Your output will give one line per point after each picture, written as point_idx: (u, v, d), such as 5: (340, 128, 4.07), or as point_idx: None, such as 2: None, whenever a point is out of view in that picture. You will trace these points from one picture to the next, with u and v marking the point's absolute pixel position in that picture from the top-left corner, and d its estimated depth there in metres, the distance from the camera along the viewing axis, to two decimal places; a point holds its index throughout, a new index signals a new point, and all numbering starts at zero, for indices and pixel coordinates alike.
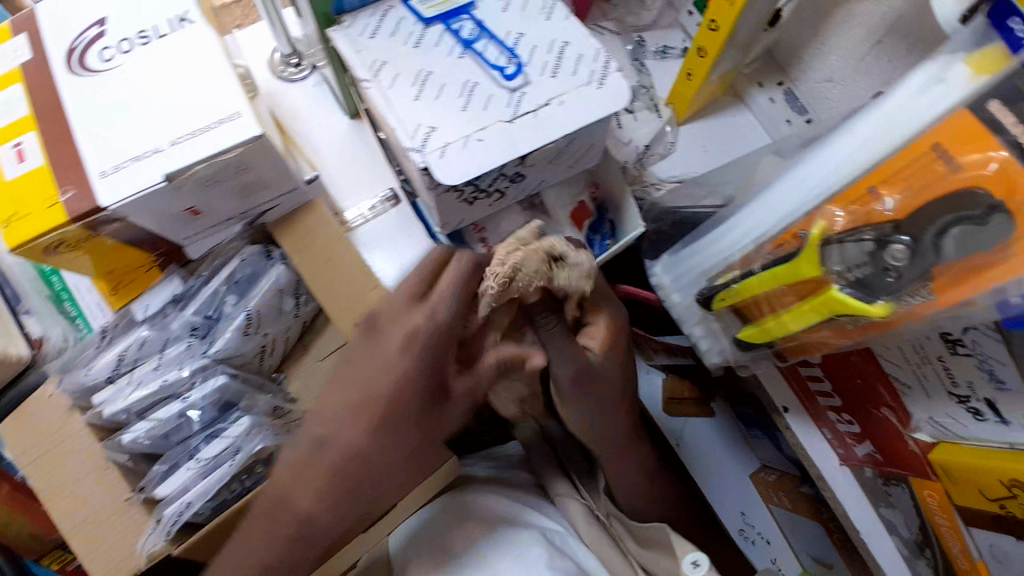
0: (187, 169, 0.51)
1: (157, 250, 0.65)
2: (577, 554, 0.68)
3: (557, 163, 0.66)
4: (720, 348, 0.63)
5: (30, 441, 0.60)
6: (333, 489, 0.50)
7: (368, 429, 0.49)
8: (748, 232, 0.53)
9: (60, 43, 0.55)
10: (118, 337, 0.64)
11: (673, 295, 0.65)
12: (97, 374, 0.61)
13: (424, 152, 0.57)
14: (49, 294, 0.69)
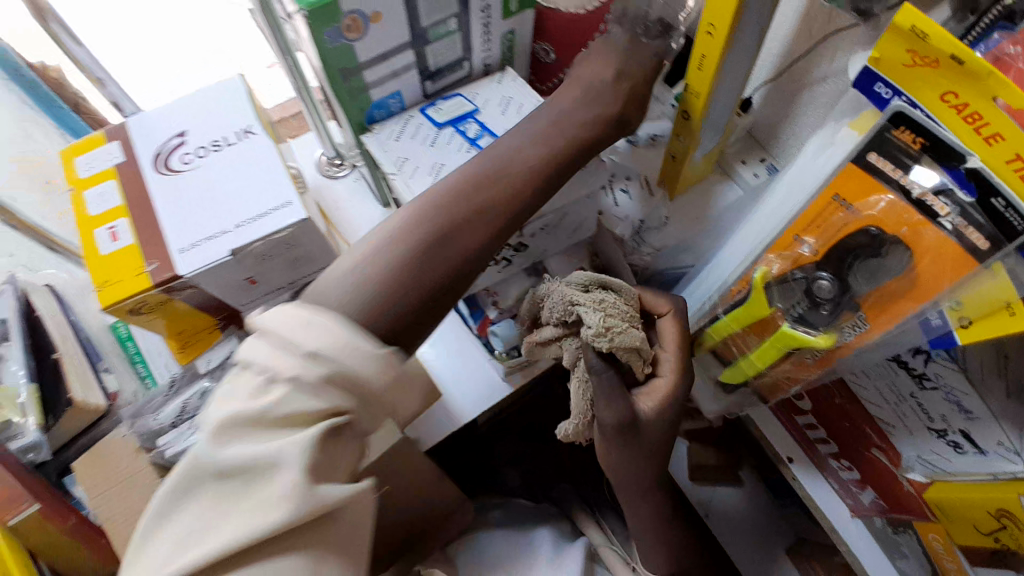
0: (247, 246, 0.63)
1: (219, 314, 0.74)
2: None
3: (557, 233, 0.72)
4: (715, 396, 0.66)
5: (97, 479, 0.70)
6: (534, 141, 0.62)
7: (548, 129, 0.63)
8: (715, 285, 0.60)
9: (150, 150, 0.70)
10: (184, 388, 0.73)
11: None
12: (165, 418, 0.70)
13: None
14: (125, 355, 0.81)
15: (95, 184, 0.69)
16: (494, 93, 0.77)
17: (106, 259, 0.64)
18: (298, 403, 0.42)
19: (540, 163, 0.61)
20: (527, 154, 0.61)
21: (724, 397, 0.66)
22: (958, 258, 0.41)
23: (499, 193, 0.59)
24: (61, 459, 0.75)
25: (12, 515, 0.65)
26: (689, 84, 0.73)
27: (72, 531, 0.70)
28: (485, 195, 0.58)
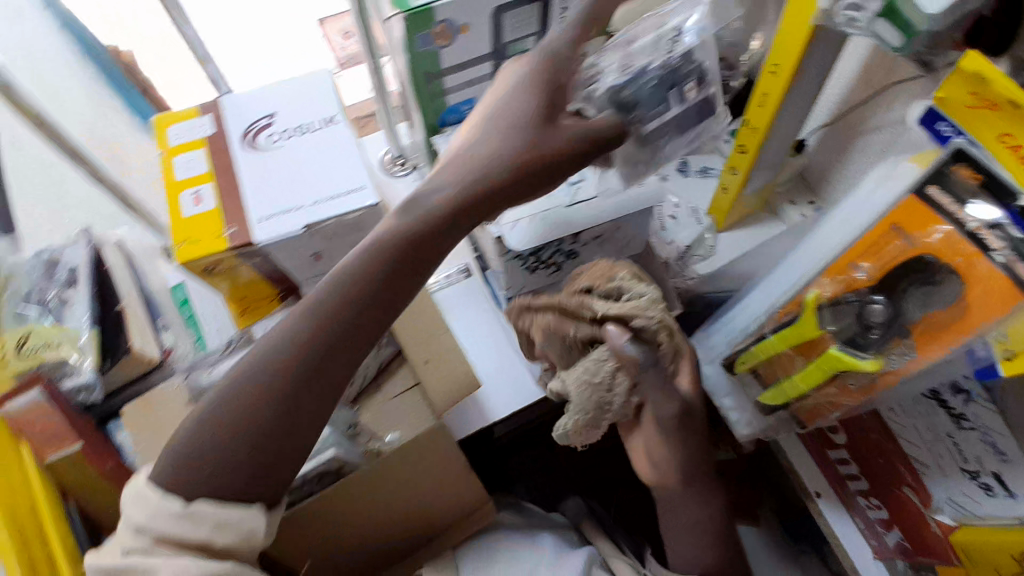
0: (320, 223, 0.67)
1: (280, 286, 0.77)
2: None
3: (607, 245, 0.75)
4: (750, 419, 0.67)
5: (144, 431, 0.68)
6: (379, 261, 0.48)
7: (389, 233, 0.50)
8: (759, 309, 0.62)
9: (239, 127, 0.75)
10: (240, 347, 0.72)
11: (705, 367, 0.70)
12: (218, 374, 0.69)
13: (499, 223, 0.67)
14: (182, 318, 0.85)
15: (185, 151, 0.74)
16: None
17: (185, 220, 0.68)
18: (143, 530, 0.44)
19: (377, 295, 0.48)
20: (362, 284, 0.48)
21: (758, 420, 0.67)
22: (1008, 290, 0.43)
23: (281, 347, 0.46)
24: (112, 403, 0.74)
25: (53, 451, 0.67)
26: (748, 119, 0.77)
27: (110, 475, 0.69)
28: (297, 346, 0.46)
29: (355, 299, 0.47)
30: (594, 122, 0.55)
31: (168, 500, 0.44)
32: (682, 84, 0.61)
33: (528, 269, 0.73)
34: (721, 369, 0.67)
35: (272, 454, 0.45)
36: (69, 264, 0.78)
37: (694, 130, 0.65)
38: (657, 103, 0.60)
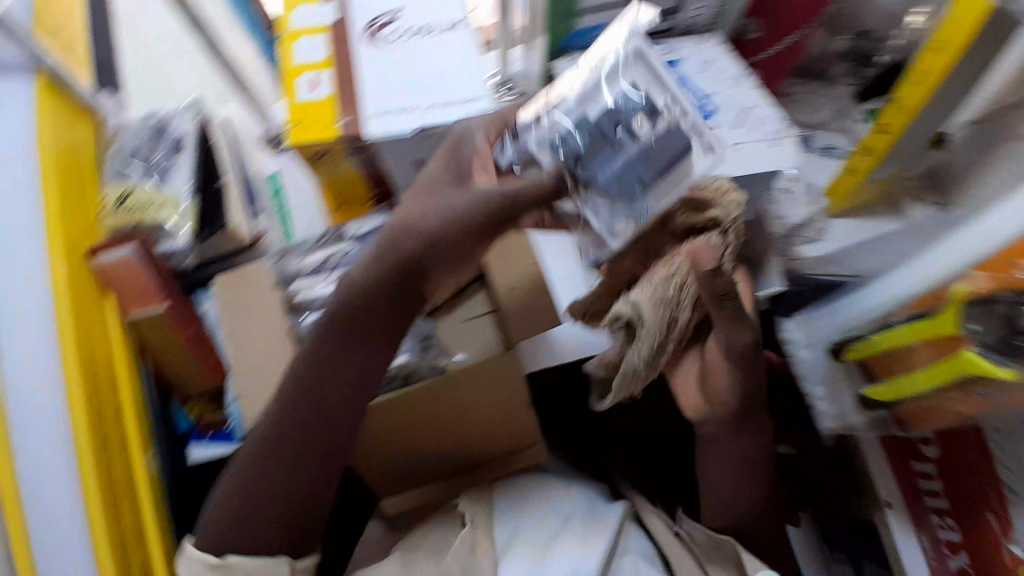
0: (433, 128, 0.65)
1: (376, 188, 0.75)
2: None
3: None
4: (839, 410, 0.64)
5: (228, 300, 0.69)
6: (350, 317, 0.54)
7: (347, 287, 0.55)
8: (892, 294, 0.57)
9: (365, 14, 0.70)
10: (330, 241, 0.72)
11: (801, 350, 0.68)
12: (307, 264, 0.71)
13: None
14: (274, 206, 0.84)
15: (309, 35, 0.72)
16: (697, 54, 0.68)
17: (298, 104, 0.67)
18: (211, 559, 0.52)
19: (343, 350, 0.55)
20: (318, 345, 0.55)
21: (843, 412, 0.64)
22: None
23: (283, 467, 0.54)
24: (203, 273, 0.75)
25: (138, 309, 0.69)
26: (899, 94, 0.69)
27: (190, 339, 0.70)
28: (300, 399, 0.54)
29: (337, 356, 0.55)
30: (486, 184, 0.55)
31: (205, 555, 0.53)
32: (633, 121, 0.48)
33: None
34: (826, 353, 0.65)
35: (303, 501, 0.54)
36: (176, 130, 0.77)
37: (684, 183, 0.49)
38: (605, 148, 0.49)
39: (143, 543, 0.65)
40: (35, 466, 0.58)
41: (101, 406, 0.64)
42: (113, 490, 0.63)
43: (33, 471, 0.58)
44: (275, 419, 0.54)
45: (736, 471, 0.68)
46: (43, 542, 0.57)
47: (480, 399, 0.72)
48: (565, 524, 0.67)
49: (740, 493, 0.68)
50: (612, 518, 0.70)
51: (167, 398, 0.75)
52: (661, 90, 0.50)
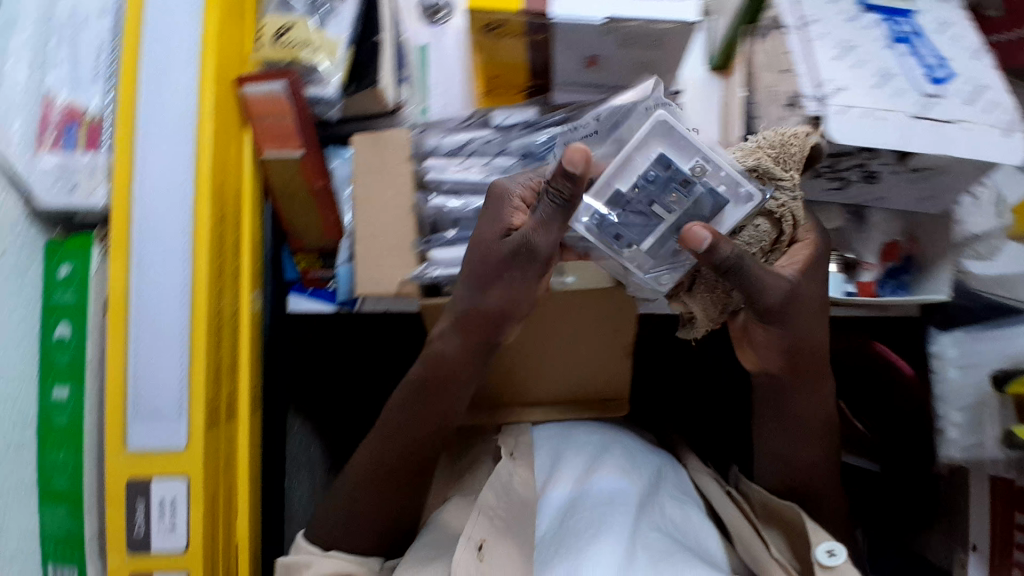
0: (627, 20, 0.55)
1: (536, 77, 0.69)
2: (697, 532, 0.63)
3: (914, 186, 0.59)
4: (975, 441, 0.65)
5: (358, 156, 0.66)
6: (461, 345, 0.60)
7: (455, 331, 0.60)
8: None
9: None
10: (473, 125, 0.68)
11: (949, 369, 0.68)
12: (445, 144, 0.67)
13: (824, 102, 0.51)
14: (418, 76, 0.76)
15: None
16: (932, 11, 0.59)
17: None
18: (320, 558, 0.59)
19: (450, 387, 0.62)
20: (429, 378, 0.62)
21: (970, 445, 0.66)
22: None
23: (372, 492, 0.61)
24: (340, 128, 0.73)
25: (272, 148, 0.68)
26: None
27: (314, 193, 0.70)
28: (413, 423, 0.62)
29: (450, 391, 0.62)
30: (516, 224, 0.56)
31: (311, 545, 0.61)
32: (666, 198, 0.50)
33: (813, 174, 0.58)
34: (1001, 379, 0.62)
35: (398, 513, 0.62)
36: None
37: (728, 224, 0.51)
38: (641, 218, 0.51)
39: (234, 371, 0.69)
40: (154, 275, 0.61)
41: (223, 236, 0.65)
42: (219, 318, 0.65)
43: (153, 280, 0.61)
44: (389, 437, 0.62)
45: (792, 429, 0.62)
46: (151, 345, 0.61)
47: (575, 316, 0.70)
48: (604, 454, 0.68)
49: (810, 460, 0.62)
50: (650, 466, 0.69)
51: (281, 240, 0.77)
52: (686, 155, 0.48)
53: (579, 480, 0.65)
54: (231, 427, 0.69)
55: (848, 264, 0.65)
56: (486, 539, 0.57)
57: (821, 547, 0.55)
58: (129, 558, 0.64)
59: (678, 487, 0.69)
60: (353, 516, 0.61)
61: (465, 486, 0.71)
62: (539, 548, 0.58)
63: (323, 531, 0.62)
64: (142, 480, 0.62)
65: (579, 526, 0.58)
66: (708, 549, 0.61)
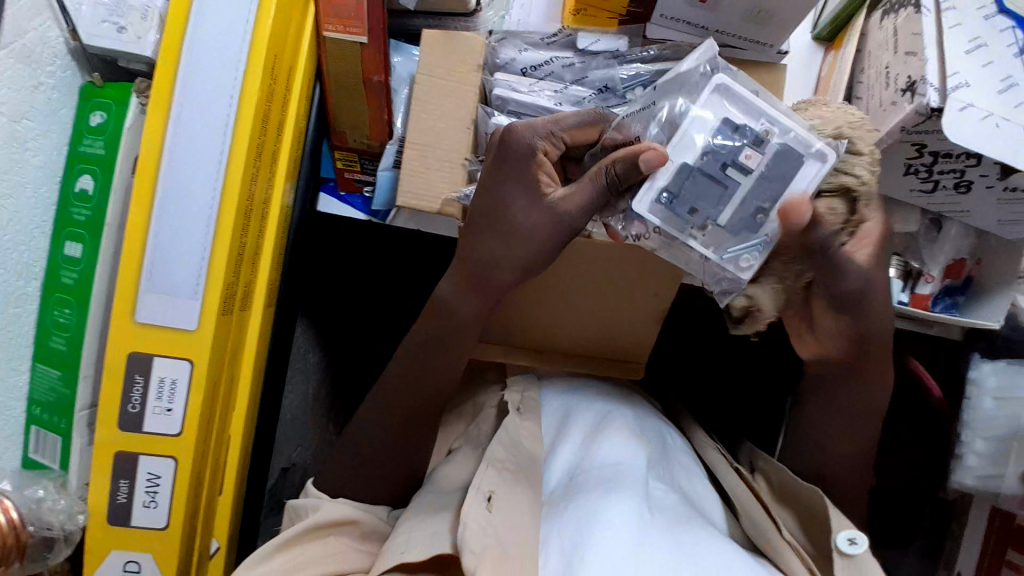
0: None
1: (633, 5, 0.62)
2: (700, 498, 0.63)
3: (1002, 207, 0.56)
4: (994, 473, 0.64)
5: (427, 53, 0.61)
6: (482, 293, 0.60)
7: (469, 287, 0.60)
8: None
9: None
10: (555, 46, 0.64)
11: (983, 398, 0.67)
12: (520, 61, 0.63)
13: (945, 96, 0.48)
14: None
15: None
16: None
17: None
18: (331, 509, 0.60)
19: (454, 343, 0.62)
20: (439, 337, 0.62)
21: (988, 475, 0.66)
22: None
23: (385, 438, 0.63)
24: (411, 22, 0.69)
25: (332, 29, 0.63)
26: None
27: (370, 86, 0.66)
28: (419, 382, 0.63)
29: (456, 348, 0.63)
30: (556, 194, 0.55)
31: (321, 491, 0.64)
32: (739, 158, 0.48)
33: (903, 168, 0.56)
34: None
35: (403, 467, 0.64)
36: None
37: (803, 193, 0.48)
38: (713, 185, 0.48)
39: (254, 262, 0.65)
40: (191, 141, 0.57)
41: (268, 117, 0.61)
42: (249, 202, 0.61)
43: (189, 148, 0.57)
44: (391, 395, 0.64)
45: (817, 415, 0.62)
46: (176, 217, 0.57)
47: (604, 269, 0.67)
48: (616, 410, 0.69)
49: (831, 451, 0.62)
50: (658, 429, 0.69)
51: (324, 131, 0.73)
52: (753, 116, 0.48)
53: (589, 433, 0.65)
54: (243, 319, 0.66)
55: (908, 271, 0.63)
56: (495, 491, 0.58)
57: (841, 534, 0.54)
58: (119, 434, 0.62)
59: (687, 451, 0.70)
60: (361, 466, 0.63)
61: (470, 434, 0.72)
62: (547, 507, 0.58)
63: (338, 479, 0.64)
64: (145, 355, 0.59)
65: (590, 483, 0.57)
66: (710, 516, 0.61)
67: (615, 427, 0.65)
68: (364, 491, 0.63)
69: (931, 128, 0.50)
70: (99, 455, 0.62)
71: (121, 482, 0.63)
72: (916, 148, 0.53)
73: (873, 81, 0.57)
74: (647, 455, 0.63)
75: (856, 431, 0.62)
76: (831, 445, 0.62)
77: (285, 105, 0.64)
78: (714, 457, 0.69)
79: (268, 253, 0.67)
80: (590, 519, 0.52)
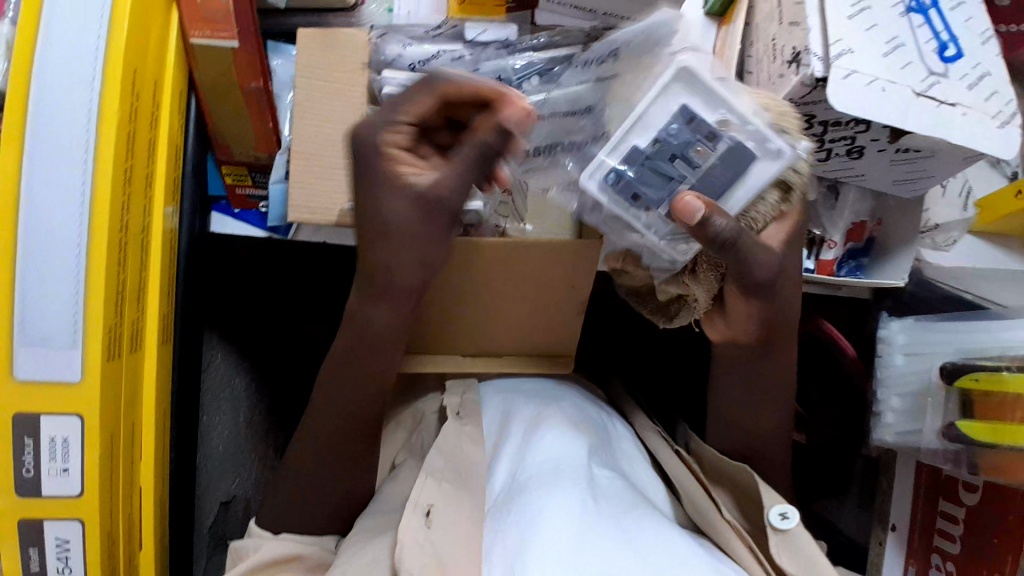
0: None
1: None
2: (644, 483, 0.63)
3: (895, 168, 0.57)
4: (915, 428, 0.66)
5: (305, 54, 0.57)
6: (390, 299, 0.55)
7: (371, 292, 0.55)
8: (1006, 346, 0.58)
9: None
10: (444, 38, 0.61)
11: (896, 355, 0.69)
12: (408, 56, 0.59)
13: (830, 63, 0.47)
14: None
15: None
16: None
17: None
18: (269, 550, 0.56)
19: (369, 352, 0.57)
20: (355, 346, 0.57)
21: (907, 431, 0.67)
22: None
23: (317, 459, 0.59)
24: (289, 21, 0.64)
25: (200, 34, 0.58)
26: None
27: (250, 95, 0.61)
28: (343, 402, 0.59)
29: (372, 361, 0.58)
30: (423, 175, 0.51)
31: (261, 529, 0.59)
32: (690, 152, 0.48)
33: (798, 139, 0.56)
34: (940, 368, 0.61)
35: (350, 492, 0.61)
36: None
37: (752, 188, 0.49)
38: (660, 176, 0.49)
39: (140, 296, 0.60)
40: (47, 174, 0.51)
41: (134, 138, 0.55)
42: (124, 232, 0.56)
43: (44, 183, 0.51)
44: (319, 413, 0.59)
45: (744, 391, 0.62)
46: (42, 260, 0.52)
47: (530, 267, 0.64)
48: (552, 402, 0.67)
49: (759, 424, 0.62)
50: (597, 416, 0.69)
51: (208, 146, 0.68)
52: (711, 105, 0.46)
53: (528, 425, 0.64)
54: (136, 361, 0.61)
55: (810, 240, 0.64)
56: (435, 504, 0.55)
57: (774, 510, 0.55)
58: (19, 500, 0.57)
59: (627, 433, 0.70)
60: (301, 495, 0.59)
61: (414, 445, 0.69)
62: (489, 505, 0.56)
63: (277, 514, 0.60)
64: (32, 414, 0.54)
65: (528, 484, 0.55)
66: (653, 501, 0.61)
67: (550, 418, 0.64)
68: (307, 521, 0.60)
69: (817, 99, 0.50)
70: (1, 523, 0.58)
71: (32, 549, 0.59)
72: (805, 119, 0.53)
73: (761, 54, 0.56)
74: (587, 442, 0.62)
75: (782, 403, 0.63)
76: (760, 420, 0.63)
77: (156, 122, 0.59)
78: (652, 440, 0.69)
79: (156, 283, 0.62)
80: (531, 521, 0.50)
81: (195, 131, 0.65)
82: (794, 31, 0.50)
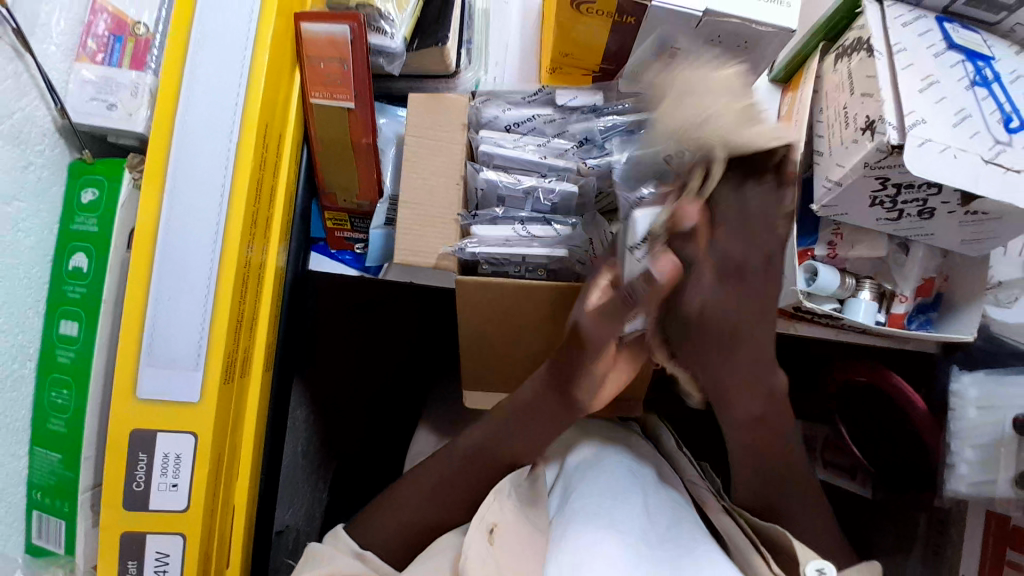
0: (722, 17, 0.56)
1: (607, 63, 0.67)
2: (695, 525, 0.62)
3: (962, 228, 0.60)
4: (989, 478, 0.67)
5: (415, 113, 0.64)
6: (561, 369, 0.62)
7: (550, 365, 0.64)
8: None
9: None
10: (537, 102, 0.67)
11: (968, 408, 0.70)
12: (506, 118, 0.67)
13: (904, 131, 0.52)
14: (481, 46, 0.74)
15: None
16: (1009, 57, 0.59)
17: None
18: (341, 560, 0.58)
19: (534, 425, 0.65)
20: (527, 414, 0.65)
21: (981, 482, 0.68)
22: None
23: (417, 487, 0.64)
24: (396, 86, 0.73)
25: (320, 96, 0.66)
26: None
27: (360, 149, 0.68)
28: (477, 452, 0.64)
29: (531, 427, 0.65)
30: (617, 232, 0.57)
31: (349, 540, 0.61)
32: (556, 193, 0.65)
33: (870, 199, 0.59)
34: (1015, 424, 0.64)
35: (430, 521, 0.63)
36: None
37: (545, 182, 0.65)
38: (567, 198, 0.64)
39: (252, 327, 0.66)
40: (189, 214, 0.58)
41: (261, 184, 0.62)
42: (247, 267, 0.62)
43: (186, 220, 0.58)
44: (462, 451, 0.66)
45: None
46: (176, 289, 0.58)
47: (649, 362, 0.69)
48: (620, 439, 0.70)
49: None
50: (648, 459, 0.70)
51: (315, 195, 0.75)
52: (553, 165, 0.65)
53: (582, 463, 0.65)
54: (242, 385, 0.66)
55: (882, 294, 0.67)
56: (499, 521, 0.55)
57: (810, 566, 0.55)
58: (125, 514, 0.61)
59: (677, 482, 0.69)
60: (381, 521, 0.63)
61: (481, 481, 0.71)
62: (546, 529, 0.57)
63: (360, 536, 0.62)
64: (148, 430, 0.59)
65: (580, 511, 0.55)
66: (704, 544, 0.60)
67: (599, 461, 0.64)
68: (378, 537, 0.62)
69: (892, 164, 0.54)
70: (106, 536, 0.61)
71: (129, 563, 0.62)
72: (880, 181, 0.56)
73: (831, 120, 0.61)
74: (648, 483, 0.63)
75: None
76: None
77: (277, 170, 0.65)
78: (699, 492, 0.68)
79: (265, 314, 0.67)
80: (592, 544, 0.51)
81: (305, 180, 0.72)
82: (865, 101, 0.55)
